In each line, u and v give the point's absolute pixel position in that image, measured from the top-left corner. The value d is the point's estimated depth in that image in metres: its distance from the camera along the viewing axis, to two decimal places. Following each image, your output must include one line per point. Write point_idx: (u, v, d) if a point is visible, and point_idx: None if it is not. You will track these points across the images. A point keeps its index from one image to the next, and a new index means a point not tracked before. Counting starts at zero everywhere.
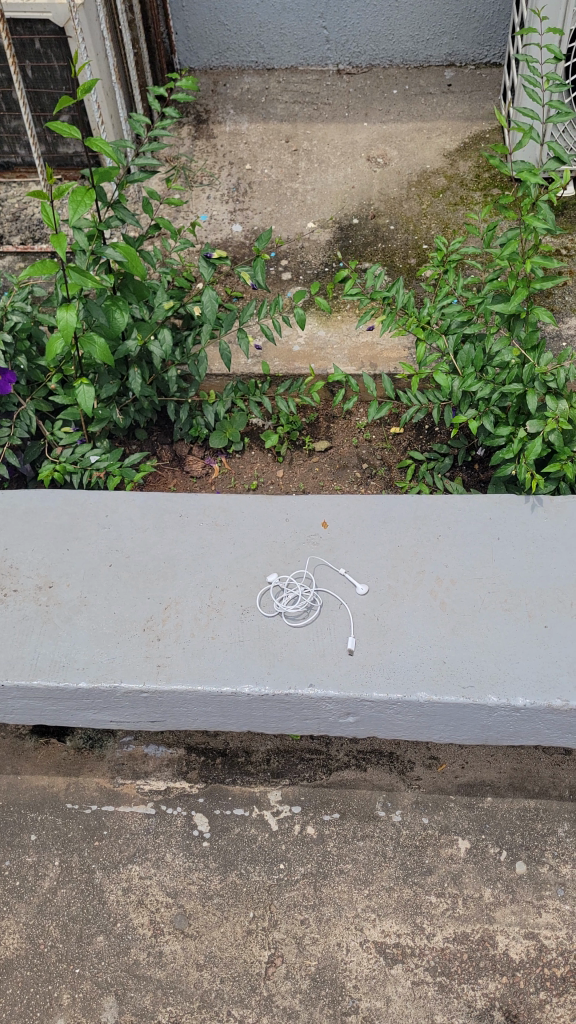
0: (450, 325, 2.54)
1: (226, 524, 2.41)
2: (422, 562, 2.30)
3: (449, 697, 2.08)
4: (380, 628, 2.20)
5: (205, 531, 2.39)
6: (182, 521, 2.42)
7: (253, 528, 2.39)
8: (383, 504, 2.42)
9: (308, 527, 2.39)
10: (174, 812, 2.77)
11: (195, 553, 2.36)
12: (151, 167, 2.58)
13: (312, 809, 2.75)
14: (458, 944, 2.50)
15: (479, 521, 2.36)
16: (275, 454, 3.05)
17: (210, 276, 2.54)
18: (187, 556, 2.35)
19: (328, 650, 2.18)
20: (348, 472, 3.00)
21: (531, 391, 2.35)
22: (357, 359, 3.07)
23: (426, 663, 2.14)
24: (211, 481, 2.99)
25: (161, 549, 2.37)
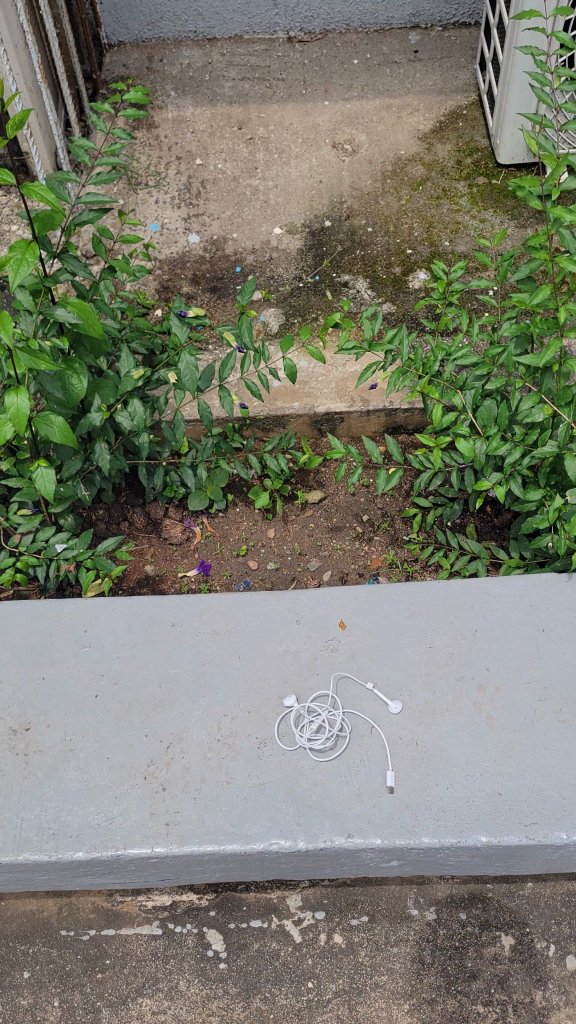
0: (465, 378, 2.20)
1: (228, 633, 2.07)
2: (460, 667, 1.99)
3: (511, 839, 1.79)
4: (421, 757, 1.89)
5: (204, 644, 2.05)
6: (176, 632, 2.07)
7: (261, 637, 2.05)
8: (407, 594, 2.09)
9: (322, 629, 2.06)
10: (184, 930, 2.23)
11: (195, 673, 2.01)
12: (105, 203, 2.16)
13: (338, 913, 2.25)
14: None
15: (520, 611, 2.05)
16: (264, 511, 2.68)
17: (184, 336, 2.11)
18: (186, 677, 2.01)
19: (364, 789, 1.87)
20: (347, 526, 2.65)
21: (570, 455, 2.01)
22: (347, 394, 2.69)
23: (479, 798, 1.84)
24: (194, 548, 2.63)
25: (155, 671, 2.02)
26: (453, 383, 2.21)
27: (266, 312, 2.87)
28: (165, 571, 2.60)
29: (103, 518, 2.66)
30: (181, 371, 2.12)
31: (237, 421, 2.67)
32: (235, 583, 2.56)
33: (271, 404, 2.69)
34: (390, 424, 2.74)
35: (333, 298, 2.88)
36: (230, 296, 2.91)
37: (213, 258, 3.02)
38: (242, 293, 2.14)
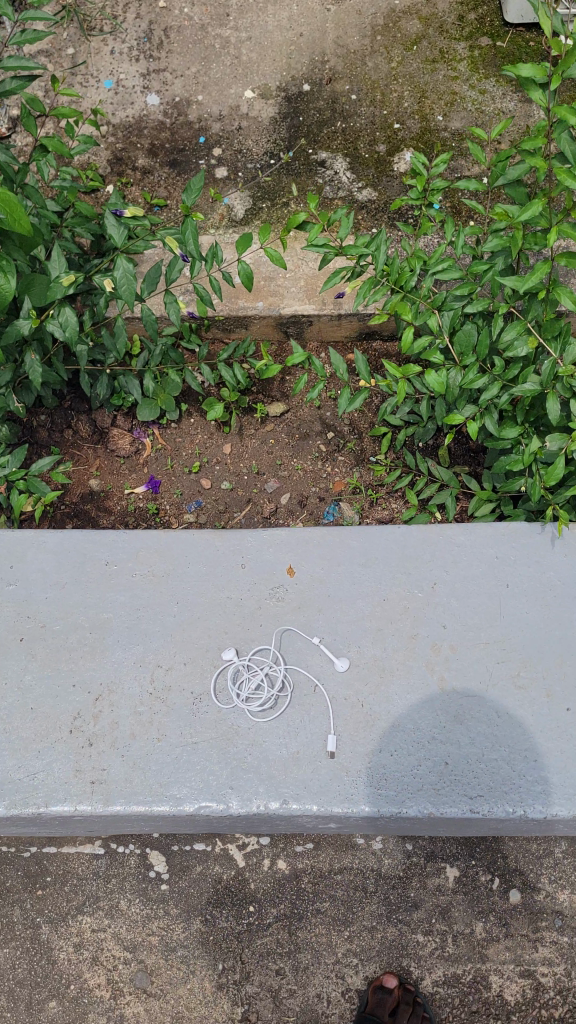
0: (444, 296, 1.94)
1: (166, 576, 1.91)
2: (415, 623, 1.85)
3: (454, 811, 1.70)
4: (366, 720, 1.77)
5: (139, 587, 1.89)
6: (109, 573, 1.91)
7: (202, 581, 1.90)
8: (363, 539, 1.93)
9: (269, 575, 1.90)
10: (127, 852, 2.43)
11: (129, 619, 1.87)
12: (30, 70, 1.81)
13: (282, 840, 2.42)
14: (449, 988, 2.30)
15: (483, 563, 1.90)
16: (221, 423, 2.47)
17: (123, 239, 1.84)
18: (118, 623, 1.87)
19: (303, 751, 1.75)
20: (310, 445, 2.45)
21: (552, 394, 1.78)
22: (316, 294, 2.40)
23: (424, 766, 1.74)
24: (143, 463, 2.45)
25: (85, 615, 1.87)
26: (430, 300, 1.96)
27: (230, 194, 2.55)
28: (110, 487, 2.43)
29: (44, 424, 2.47)
30: (118, 278, 1.86)
31: (193, 322, 2.41)
32: (186, 504, 2.41)
33: (232, 302, 2.42)
34: (362, 330, 2.49)
35: (306, 180, 2.55)
36: (191, 174, 2.59)
37: (174, 125, 2.67)
38: (191, 187, 1.88)
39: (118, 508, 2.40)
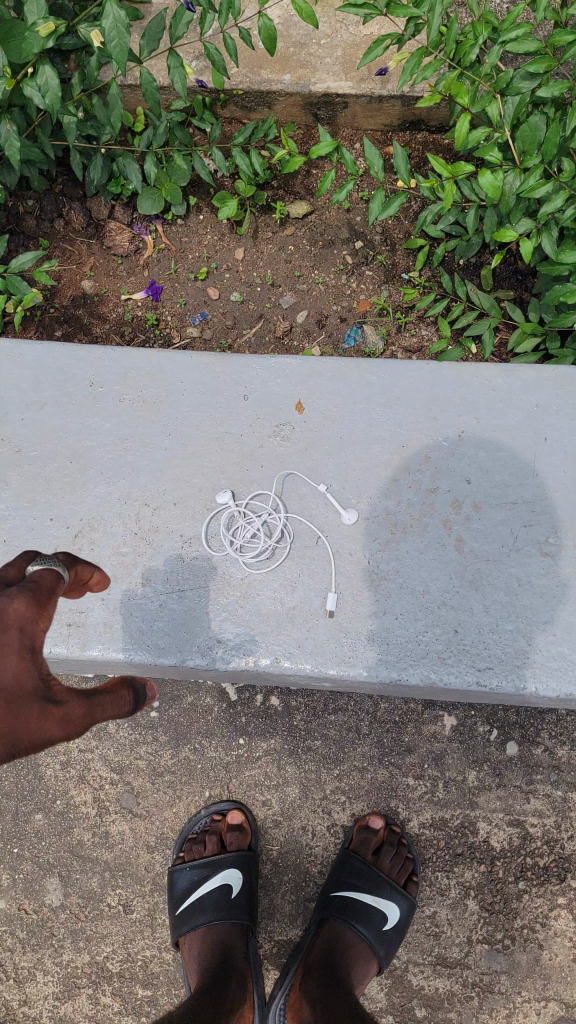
0: (511, 76, 1.56)
1: (156, 407, 1.86)
2: (434, 478, 1.76)
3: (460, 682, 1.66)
4: (373, 579, 1.71)
5: (127, 418, 1.86)
6: (94, 402, 1.88)
7: (195, 414, 1.85)
8: (384, 380, 1.84)
9: (276, 412, 1.83)
10: None
11: (115, 453, 1.84)
12: None
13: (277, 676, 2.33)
14: (435, 832, 2.28)
15: (517, 418, 1.79)
16: (233, 222, 2.17)
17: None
18: (102, 456, 1.84)
19: (302, 602, 1.72)
20: (334, 255, 2.15)
21: None
22: (353, 69, 2.01)
23: (432, 631, 1.69)
24: (143, 265, 2.17)
25: (70, 445, 1.86)
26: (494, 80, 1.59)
27: None
28: (105, 289, 2.17)
29: (32, 212, 2.19)
30: (107, 32, 1.51)
31: (208, 96, 2.08)
32: (190, 317, 2.16)
33: (253, 73, 2.03)
34: (406, 118, 2.11)
35: None
36: None
37: None
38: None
39: (113, 317, 2.16)
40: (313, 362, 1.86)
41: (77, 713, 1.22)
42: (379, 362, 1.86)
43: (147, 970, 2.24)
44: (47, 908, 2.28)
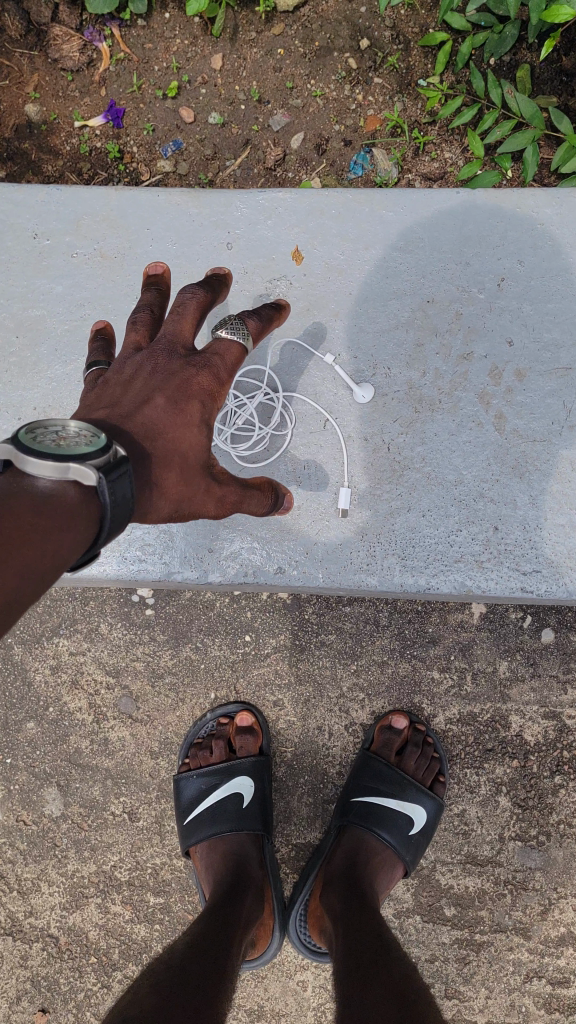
0: None
1: (121, 256, 1.83)
2: (467, 340, 1.72)
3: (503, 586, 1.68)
4: (400, 469, 1.70)
5: (86, 272, 1.83)
6: (46, 257, 1.85)
7: (163, 262, 1.81)
8: (405, 227, 1.77)
9: (273, 254, 1.79)
10: None
11: (71, 325, 1.82)
12: None
13: None
14: (463, 727, 2.08)
15: (555, 275, 1.74)
16: (209, 25, 1.88)
17: None
18: (60, 327, 1.82)
19: (318, 497, 1.71)
20: (326, 60, 1.87)
21: None
22: None
23: (472, 522, 1.69)
24: (101, 84, 1.91)
25: (28, 313, 1.85)
26: None
27: None
28: (56, 113, 1.94)
29: None
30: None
31: None
32: (161, 146, 1.92)
33: None
34: None
35: None
36: None
37: None
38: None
39: (67, 150, 1.94)
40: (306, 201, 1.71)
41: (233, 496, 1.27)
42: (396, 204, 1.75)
43: (159, 878, 2.09)
44: (48, 818, 2.12)
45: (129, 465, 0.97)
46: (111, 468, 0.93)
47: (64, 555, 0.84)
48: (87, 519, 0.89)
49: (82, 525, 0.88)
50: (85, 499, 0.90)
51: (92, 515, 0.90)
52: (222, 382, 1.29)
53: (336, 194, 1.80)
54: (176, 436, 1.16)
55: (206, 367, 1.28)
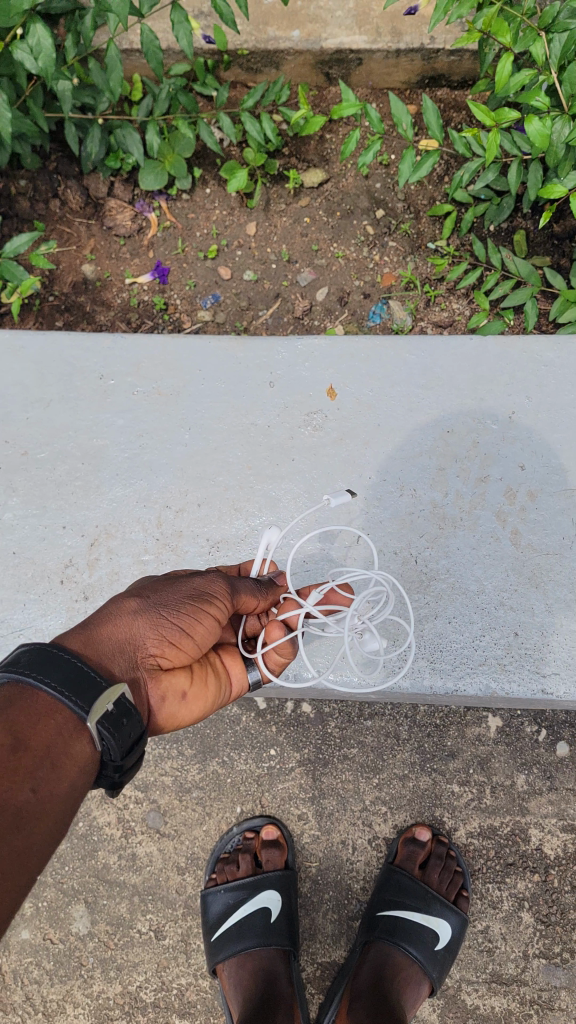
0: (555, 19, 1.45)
1: (172, 393, 1.93)
2: (483, 466, 1.84)
3: (523, 690, 1.73)
4: (424, 578, 1.78)
5: (143, 408, 1.92)
6: (105, 390, 1.94)
7: (211, 398, 1.92)
8: (425, 351, 1.92)
9: (305, 390, 1.91)
10: None
11: (130, 455, 1.90)
12: None
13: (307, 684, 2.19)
14: (484, 840, 2.13)
15: (565, 397, 1.88)
16: (243, 195, 2.08)
17: None
18: (120, 457, 1.90)
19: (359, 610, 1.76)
20: (351, 231, 2.07)
21: None
22: (369, 24, 1.84)
23: (493, 627, 1.75)
24: (147, 245, 2.09)
25: (86, 440, 1.91)
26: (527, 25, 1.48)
27: None
28: (107, 273, 2.08)
29: (27, 193, 2.08)
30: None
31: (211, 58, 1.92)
32: (200, 302, 2.07)
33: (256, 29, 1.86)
34: (426, 72, 1.95)
35: None
36: None
37: None
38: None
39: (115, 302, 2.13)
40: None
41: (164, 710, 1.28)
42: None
43: (184, 998, 2.09)
44: (74, 936, 2.13)
45: (124, 692, 1.10)
46: (109, 700, 1.07)
47: (52, 820, 0.99)
48: (75, 775, 1.04)
49: (67, 781, 1.02)
50: (82, 751, 1.04)
51: (86, 770, 1.06)
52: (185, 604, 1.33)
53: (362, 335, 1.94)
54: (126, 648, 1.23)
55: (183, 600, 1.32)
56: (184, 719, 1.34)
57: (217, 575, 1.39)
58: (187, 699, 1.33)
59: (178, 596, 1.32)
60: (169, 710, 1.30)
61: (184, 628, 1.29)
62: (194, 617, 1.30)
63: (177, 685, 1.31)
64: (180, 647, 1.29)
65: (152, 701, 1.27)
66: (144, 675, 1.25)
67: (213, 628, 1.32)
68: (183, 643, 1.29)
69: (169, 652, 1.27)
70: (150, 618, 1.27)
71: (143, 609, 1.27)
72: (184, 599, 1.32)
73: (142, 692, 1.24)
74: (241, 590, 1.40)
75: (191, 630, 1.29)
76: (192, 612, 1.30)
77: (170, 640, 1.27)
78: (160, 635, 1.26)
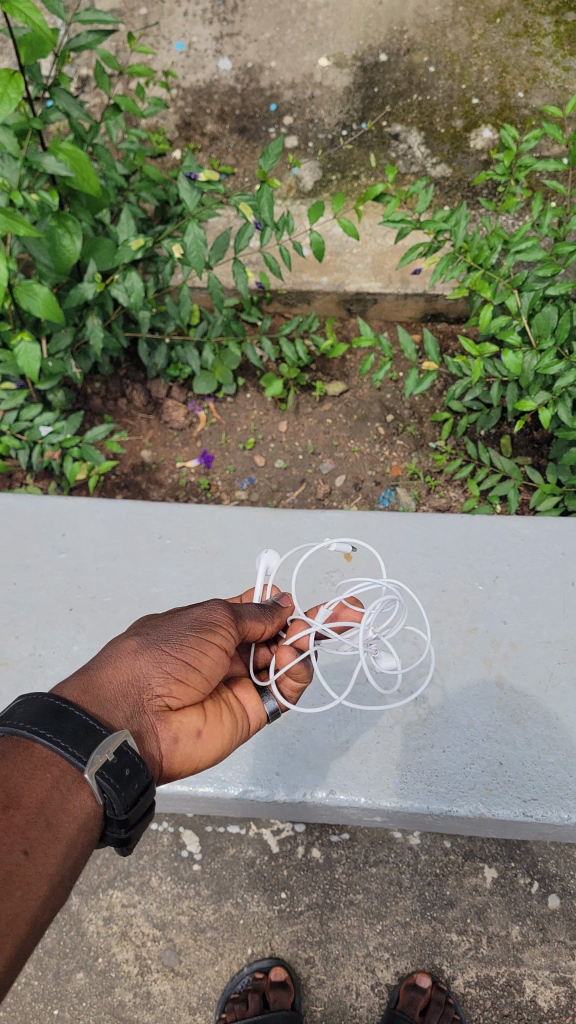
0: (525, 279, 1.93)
1: (217, 551, 1.90)
2: (472, 619, 1.79)
3: (505, 814, 1.63)
4: (420, 712, 1.72)
5: (192, 557, 1.89)
6: (159, 547, 1.91)
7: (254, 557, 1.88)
8: (426, 524, 1.90)
9: (327, 556, 1.87)
10: (161, 827, 2.27)
11: (181, 599, 1.84)
12: (104, 25, 1.90)
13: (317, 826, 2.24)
14: (482, 990, 2.11)
15: (549, 556, 1.86)
16: (277, 401, 2.44)
17: (194, 202, 1.95)
18: (169, 602, 1.84)
19: (367, 762, 1.69)
20: (368, 428, 2.41)
21: (563, 400, 1.90)
22: (383, 270, 2.32)
23: (480, 760, 1.68)
24: (196, 436, 2.42)
25: (135, 586, 1.86)
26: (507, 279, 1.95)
27: (300, 166, 2.54)
28: (161, 459, 2.40)
29: (99, 393, 2.44)
30: (189, 245, 1.97)
31: (256, 294, 2.39)
32: (239, 481, 2.38)
33: (296, 275, 2.36)
34: (429, 311, 2.41)
35: (378, 156, 2.53)
36: (261, 145, 2.60)
37: (245, 91, 2.67)
38: (268, 156, 1.97)
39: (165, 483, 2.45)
40: (365, 518, 1.93)
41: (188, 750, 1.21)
42: (419, 515, 1.92)
43: None
44: None
45: (126, 738, 1.01)
46: (108, 750, 0.99)
47: (51, 880, 0.93)
48: (76, 829, 0.97)
49: (66, 839, 0.96)
50: (82, 804, 0.97)
51: (86, 826, 0.98)
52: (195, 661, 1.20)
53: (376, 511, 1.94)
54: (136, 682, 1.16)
55: (198, 648, 1.21)
56: (201, 760, 1.24)
57: (219, 603, 1.28)
58: (202, 740, 1.23)
59: (180, 631, 1.23)
60: (182, 754, 1.20)
61: (190, 663, 1.19)
62: (199, 649, 1.20)
63: (188, 724, 1.21)
64: (188, 684, 1.19)
65: (163, 743, 1.18)
66: (152, 720, 1.16)
67: (222, 660, 1.22)
68: (191, 678, 1.20)
69: (176, 691, 1.19)
70: (153, 655, 1.19)
71: (143, 646, 1.20)
72: (187, 630, 1.23)
73: (151, 737, 1.16)
74: (245, 616, 1.29)
75: (198, 664, 1.20)
76: (197, 643, 1.21)
77: (176, 677, 1.18)
78: (165, 673, 1.18)
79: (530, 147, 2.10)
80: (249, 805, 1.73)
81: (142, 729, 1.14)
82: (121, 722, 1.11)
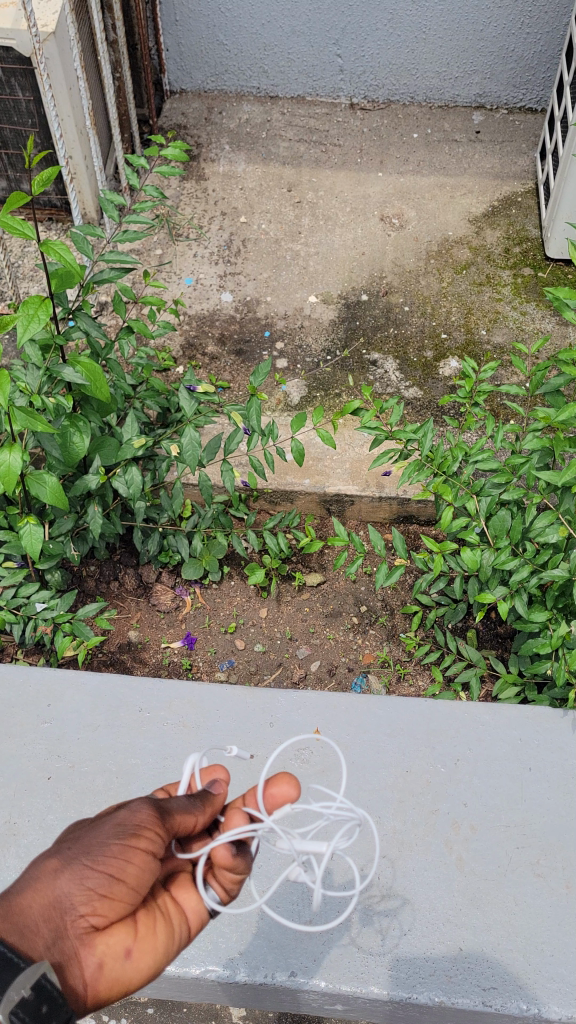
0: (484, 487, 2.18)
1: (196, 726, 2.00)
2: (434, 800, 1.89)
3: (465, 1003, 1.64)
4: (383, 894, 1.77)
5: (170, 737, 1.98)
6: (142, 720, 2.02)
7: (228, 735, 1.98)
8: (393, 707, 2.02)
9: (297, 735, 1.98)
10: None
11: (157, 773, 1.93)
12: (127, 264, 2.23)
13: None
14: None
15: (507, 741, 1.98)
16: (259, 587, 2.62)
17: (191, 412, 2.22)
18: (144, 774, 1.93)
19: (330, 945, 1.71)
20: (343, 615, 2.57)
21: (520, 595, 2.08)
22: (360, 476, 2.61)
23: (438, 944, 1.71)
24: (182, 615, 2.57)
25: (112, 757, 1.96)
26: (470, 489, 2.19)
27: (288, 383, 2.85)
28: (147, 639, 2.53)
29: (93, 575, 2.62)
30: (185, 445, 2.22)
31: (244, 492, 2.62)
32: (219, 661, 2.48)
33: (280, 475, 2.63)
34: (401, 512, 2.64)
35: (358, 376, 2.86)
36: (254, 362, 2.91)
37: (243, 318, 3.04)
38: (257, 372, 2.25)
39: None
40: (333, 699, 2.04)
41: (122, 969, 1.15)
42: (385, 697, 2.05)
43: None
44: None
45: (44, 972, 1.05)
46: (24, 986, 1.03)
47: None
48: None
49: None
50: None
51: None
52: (122, 872, 1.15)
53: (347, 693, 2.05)
54: (49, 898, 1.13)
55: (122, 858, 1.15)
56: (135, 980, 1.16)
57: (145, 802, 1.21)
58: (133, 957, 1.16)
59: (105, 836, 1.17)
60: (113, 975, 1.15)
61: (113, 877, 1.14)
62: (122, 861, 1.15)
63: (115, 943, 1.15)
64: (113, 899, 1.15)
65: (87, 969, 1.13)
66: (73, 945, 1.13)
67: (149, 867, 1.17)
68: (115, 892, 1.15)
69: (100, 909, 1.14)
70: (74, 872, 1.14)
71: (64, 862, 1.16)
72: (112, 837, 1.17)
73: (71, 966, 1.12)
74: (174, 811, 1.21)
75: (122, 875, 1.15)
76: (120, 854, 1.15)
77: (100, 894, 1.14)
78: (88, 891, 1.13)
79: (490, 375, 2.39)
80: (210, 987, 1.72)
81: (61, 958, 1.11)
82: (40, 953, 1.09)
